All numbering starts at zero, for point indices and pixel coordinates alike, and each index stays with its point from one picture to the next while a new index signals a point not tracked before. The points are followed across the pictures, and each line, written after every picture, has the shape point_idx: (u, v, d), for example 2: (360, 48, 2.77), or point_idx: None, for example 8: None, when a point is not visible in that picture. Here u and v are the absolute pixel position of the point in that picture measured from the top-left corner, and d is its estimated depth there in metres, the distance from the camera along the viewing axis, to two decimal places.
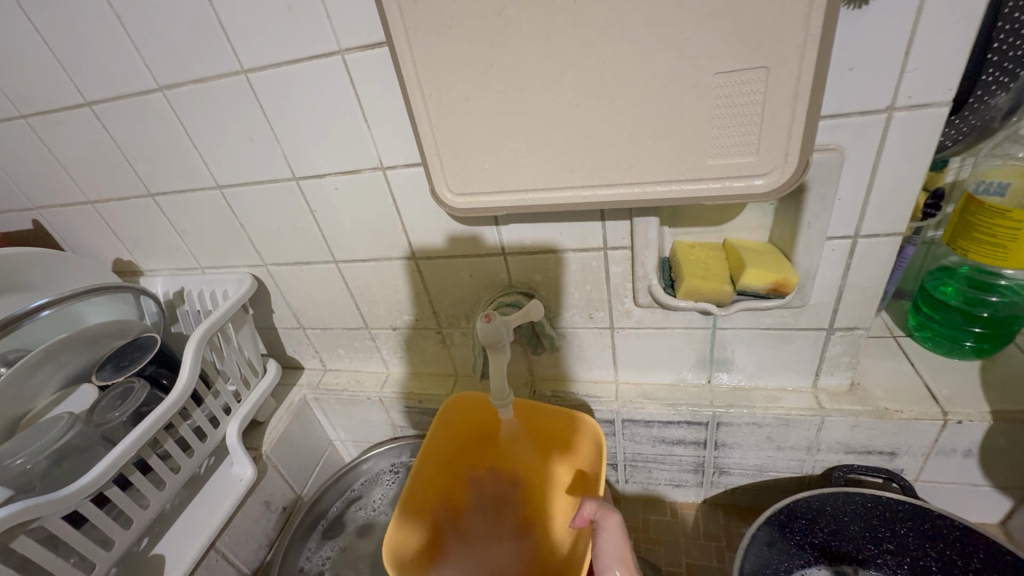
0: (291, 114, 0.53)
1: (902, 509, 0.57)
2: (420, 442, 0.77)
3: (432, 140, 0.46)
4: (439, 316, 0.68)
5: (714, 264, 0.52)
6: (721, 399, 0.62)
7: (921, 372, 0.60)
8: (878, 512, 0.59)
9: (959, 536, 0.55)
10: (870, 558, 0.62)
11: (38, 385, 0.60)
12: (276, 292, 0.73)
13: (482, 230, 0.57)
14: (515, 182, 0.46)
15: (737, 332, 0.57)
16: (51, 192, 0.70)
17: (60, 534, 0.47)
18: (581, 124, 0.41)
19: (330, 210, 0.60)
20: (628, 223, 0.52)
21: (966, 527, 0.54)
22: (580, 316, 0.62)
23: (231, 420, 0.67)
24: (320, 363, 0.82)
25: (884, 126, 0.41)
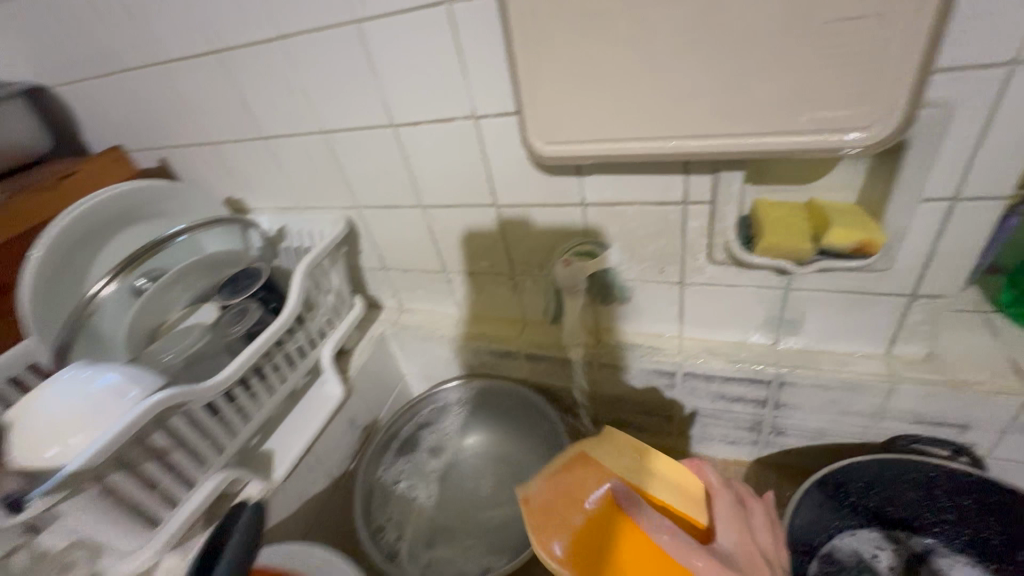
0: (395, 63, 0.57)
1: (966, 480, 0.57)
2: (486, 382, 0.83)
3: (529, 87, 0.49)
4: (514, 263, 0.72)
5: (796, 222, 0.52)
6: (786, 359, 0.63)
7: (1009, 348, 0.58)
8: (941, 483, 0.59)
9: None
10: (926, 526, 0.63)
11: (173, 301, 0.69)
12: (365, 233, 0.79)
13: (564, 180, 0.60)
14: (605, 132, 0.48)
15: (811, 294, 0.58)
16: (177, 133, 0.79)
17: (201, 419, 0.56)
18: (678, 73, 0.43)
19: (423, 156, 0.65)
20: (711, 177, 0.53)
21: None
22: (651, 270, 0.64)
23: (325, 345, 0.76)
24: (398, 302, 0.89)
25: (1003, 81, 0.39)
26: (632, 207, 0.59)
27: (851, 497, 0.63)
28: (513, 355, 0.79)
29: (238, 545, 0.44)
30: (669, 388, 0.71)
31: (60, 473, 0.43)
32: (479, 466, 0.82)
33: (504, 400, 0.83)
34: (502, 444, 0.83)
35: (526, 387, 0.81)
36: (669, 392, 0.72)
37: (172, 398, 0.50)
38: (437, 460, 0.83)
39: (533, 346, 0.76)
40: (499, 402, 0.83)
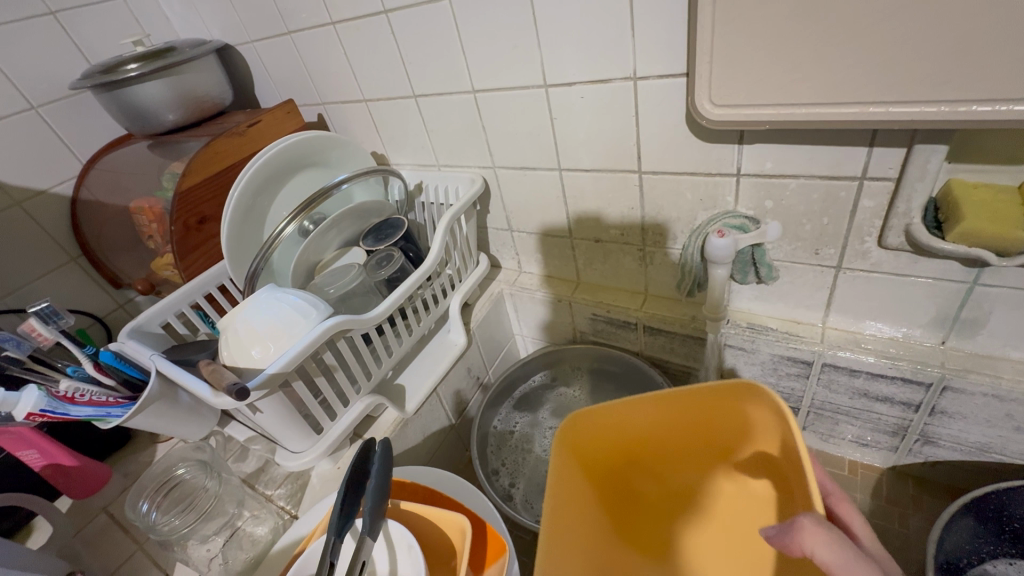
0: (559, 20, 0.57)
1: None
2: (600, 349, 0.84)
3: (708, 47, 0.47)
4: (646, 234, 0.71)
5: (1004, 207, 0.46)
6: (954, 362, 0.57)
7: None
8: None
9: None
10: None
11: (329, 242, 0.77)
12: (496, 194, 0.82)
13: (721, 148, 0.57)
14: (788, 96, 0.46)
15: (1004, 292, 0.51)
16: (336, 90, 0.86)
17: (360, 347, 0.63)
18: (896, 30, 0.39)
19: (570, 119, 0.65)
20: (903, 151, 0.48)
21: None
22: (803, 252, 0.60)
23: (454, 295, 0.81)
24: (518, 264, 0.92)
25: None
26: (796, 181, 0.55)
27: (1016, 526, 0.56)
28: (631, 326, 0.79)
29: (379, 486, 0.46)
30: (802, 379, 0.67)
31: (262, 373, 0.51)
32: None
33: (616, 370, 0.87)
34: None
35: (641, 361, 0.81)
36: (800, 382, 0.68)
37: (342, 323, 0.56)
38: (549, 421, 0.88)
39: (654, 319, 0.75)
40: (608, 369, 0.87)
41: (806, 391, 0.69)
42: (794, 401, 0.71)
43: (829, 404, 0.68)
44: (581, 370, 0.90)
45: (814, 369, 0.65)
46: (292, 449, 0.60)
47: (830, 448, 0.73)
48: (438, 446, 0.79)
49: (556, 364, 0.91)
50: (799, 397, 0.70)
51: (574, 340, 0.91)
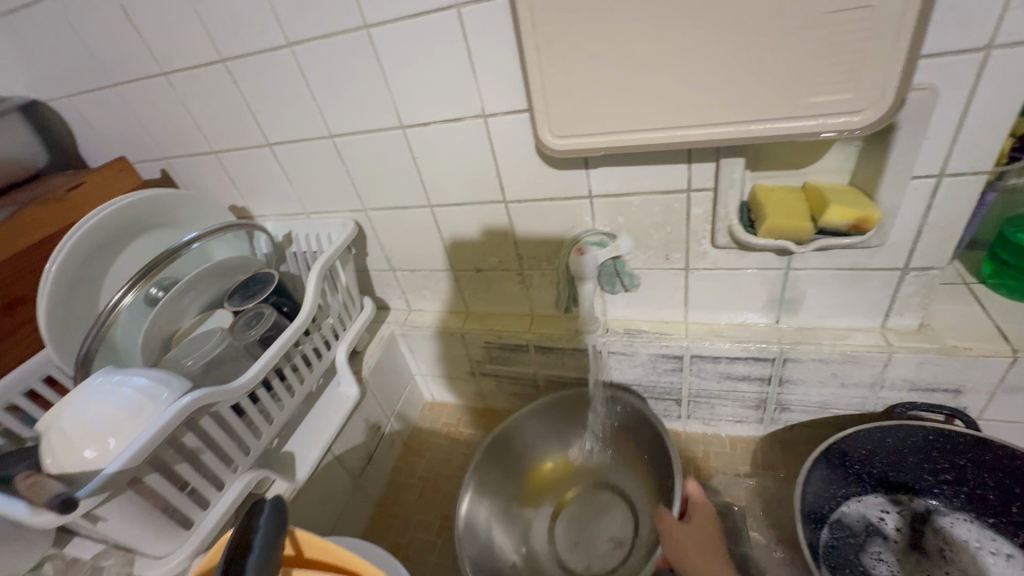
0: (406, 64, 0.59)
1: (964, 441, 0.59)
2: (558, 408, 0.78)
3: (540, 86, 0.51)
4: (522, 258, 0.74)
5: (795, 205, 0.55)
6: (789, 337, 0.66)
7: (990, 314, 0.61)
8: (958, 448, 0.60)
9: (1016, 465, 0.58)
10: (926, 488, 0.65)
11: (185, 308, 0.70)
12: (372, 236, 0.81)
13: (571, 173, 0.62)
14: (613, 125, 0.51)
15: (810, 273, 0.61)
16: (179, 143, 0.79)
17: (230, 421, 0.57)
18: (686, 66, 0.45)
19: (432, 156, 0.66)
20: (714, 164, 0.56)
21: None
22: (657, 258, 0.66)
23: (340, 345, 0.77)
24: (406, 303, 0.90)
25: (980, 65, 0.42)
26: (640, 198, 0.61)
27: (857, 466, 0.65)
28: (523, 348, 0.81)
29: None
30: (677, 372, 0.74)
31: (101, 474, 0.43)
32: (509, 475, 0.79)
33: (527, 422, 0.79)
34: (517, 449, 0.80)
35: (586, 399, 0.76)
36: (677, 375, 0.74)
37: (201, 398, 0.50)
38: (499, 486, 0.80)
39: (546, 341, 0.78)
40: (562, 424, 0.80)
41: (683, 383, 0.75)
42: (675, 394, 0.77)
43: (703, 390, 0.75)
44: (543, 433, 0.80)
45: (685, 361, 0.72)
46: (156, 554, 0.52)
47: (713, 430, 0.81)
48: (341, 508, 0.75)
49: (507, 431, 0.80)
50: (680, 389, 0.76)
51: (473, 371, 0.90)
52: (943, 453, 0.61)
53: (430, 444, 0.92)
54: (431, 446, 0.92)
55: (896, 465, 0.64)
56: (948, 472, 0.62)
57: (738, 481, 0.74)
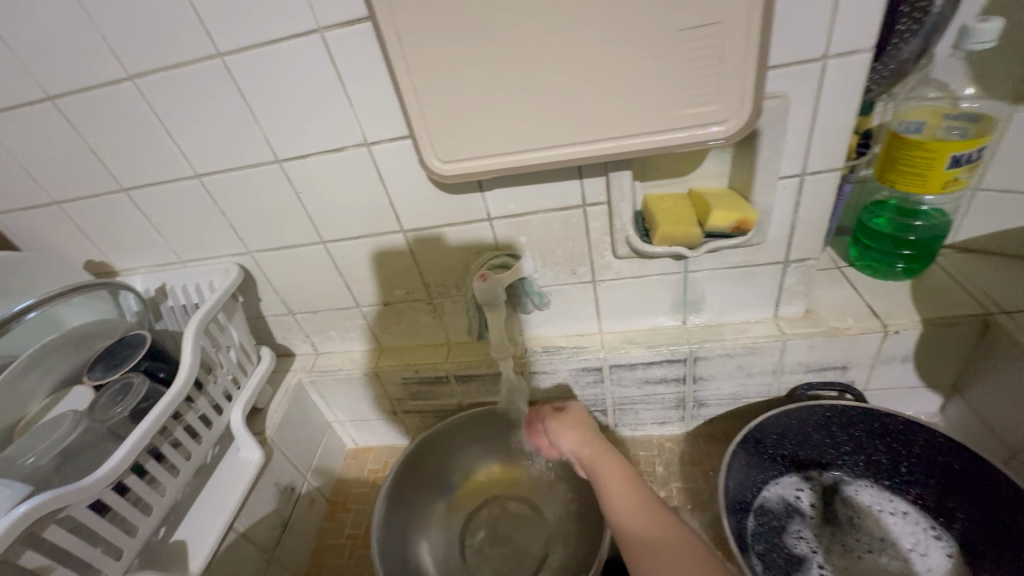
0: (273, 94, 0.54)
1: (855, 414, 0.64)
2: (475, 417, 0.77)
3: (419, 111, 0.48)
4: (430, 287, 0.71)
5: (683, 211, 0.57)
6: (696, 336, 0.68)
7: (863, 293, 0.67)
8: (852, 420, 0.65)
9: (903, 428, 0.63)
10: (833, 461, 0.69)
11: (30, 390, 0.58)
12: (263, 279, 0.73)
13: (467, 197, 0.60)
14: (499, 146, 0.49)
15: (706, 273, 0.63)
16: (9, 195, 0.67)
17: (88, 523, 0.47)
18: (561, 86, 0.44)
19: (316, 189, 0.61)
20: (604, 178, 0.56)
21: (908, 420, 0.62)
22: (564, 274, 0.66)
23: (234, 407, 0.68)
24: (312, 347, 0.83)
25: (820, 73, 0.46)
26: (539, 216, 0.61)
27: (773, 450, 0.68)
28: (442, 379, 0.77)
29: None
30: (599, 383, 0.74)
31: None
32: (428, 492, 0.77)
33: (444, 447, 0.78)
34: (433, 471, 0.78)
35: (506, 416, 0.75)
36: (599, 387, 0.74)
37: (44, 504, 0.42)
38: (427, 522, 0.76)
39: (465, 369, 0.75)
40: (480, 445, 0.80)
41: (606, 393, 0.75)
42: (601, 405, 0.77)
43: (626, 398, 0.75)
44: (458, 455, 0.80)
45: (605, 372, 0.72)
46: None
47: (641, 435, 0.81)
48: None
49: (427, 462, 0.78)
50: (604, 399, 0.76)
51: (393, 410, 0.84)
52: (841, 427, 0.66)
53: (355, 495, 0.85)
54: (357, 498, 0.84)
55: (806, 445, 0.68)
56: (847, 443, 0.67)
57: (669, 482, 0.75)
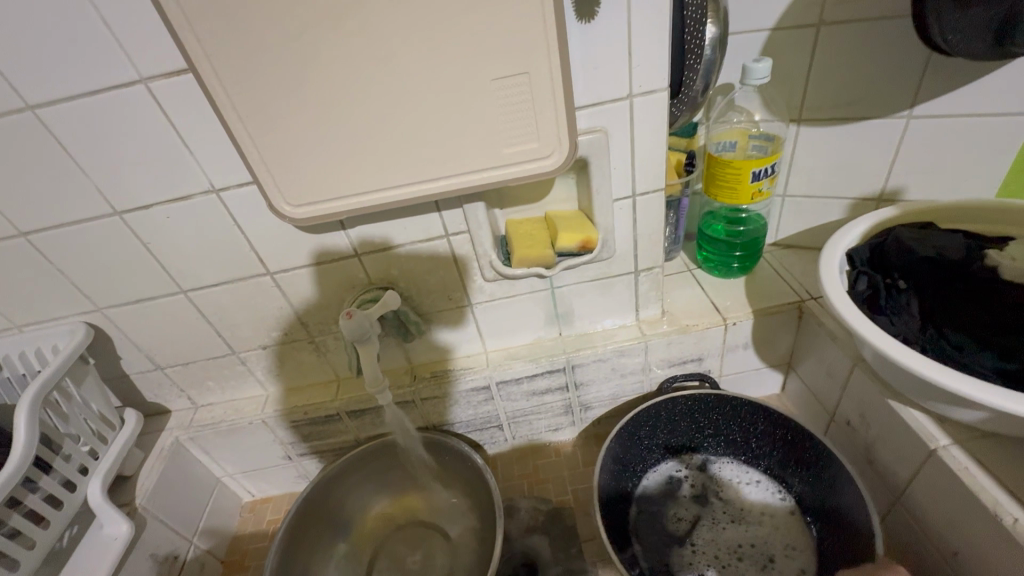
0: (101, 145, 0.51)
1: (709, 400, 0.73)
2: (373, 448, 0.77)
3: (260, 159, 0.49)
4: (308, 326, 0.70)
5: (538, 234, 0.62)
6: (571, 346, 0.73)
7: (708, 292, 0.76)
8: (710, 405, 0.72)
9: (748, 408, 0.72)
10: (700, 444, 0.77)
11: None
12: (120, 336, 0.68)
13: (330, 235, 0.60)
14: (348, 188, 0.51)
15: (570, 288, 0.68)
16: None
17: None
18: (396, 130, 0.47)
19: (167, 239, 0.59)
20: (461, 209, 0.59)
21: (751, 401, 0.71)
22: (441, 300, 0.68)
23: (92, 479, 0.62)
24: (189, 401, 0.77)
25: (629, 109, 0.53)
26: (406, 248, 0.63)
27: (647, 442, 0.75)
28: (334, 417, 0.75)
29: None
30: (490, 400, 0.77)
31: None
32: (333, 528, 0.76)
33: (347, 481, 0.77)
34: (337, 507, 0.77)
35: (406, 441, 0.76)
36: (491, 404, 0.77)
37: None
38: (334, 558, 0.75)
39: (354, 405, 0.74)
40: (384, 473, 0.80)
41: (498, 409, 0.78)
42: (496, 421, 0.80)
43: (518, 410, 0.79)
44: (363, 487, 0.79)
45: (493, 389, 0.75)
46: None
47: (539, 444, 0.85)
48: None
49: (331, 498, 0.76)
50: (497, 416, 0.79)
51: (287, 456, 0.81)
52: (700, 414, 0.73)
53: (254, 551, 0.80)
54: (255, 554, 0.79)
55: (675, 434, 0.75)
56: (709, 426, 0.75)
57: (565, 485, 0.79)
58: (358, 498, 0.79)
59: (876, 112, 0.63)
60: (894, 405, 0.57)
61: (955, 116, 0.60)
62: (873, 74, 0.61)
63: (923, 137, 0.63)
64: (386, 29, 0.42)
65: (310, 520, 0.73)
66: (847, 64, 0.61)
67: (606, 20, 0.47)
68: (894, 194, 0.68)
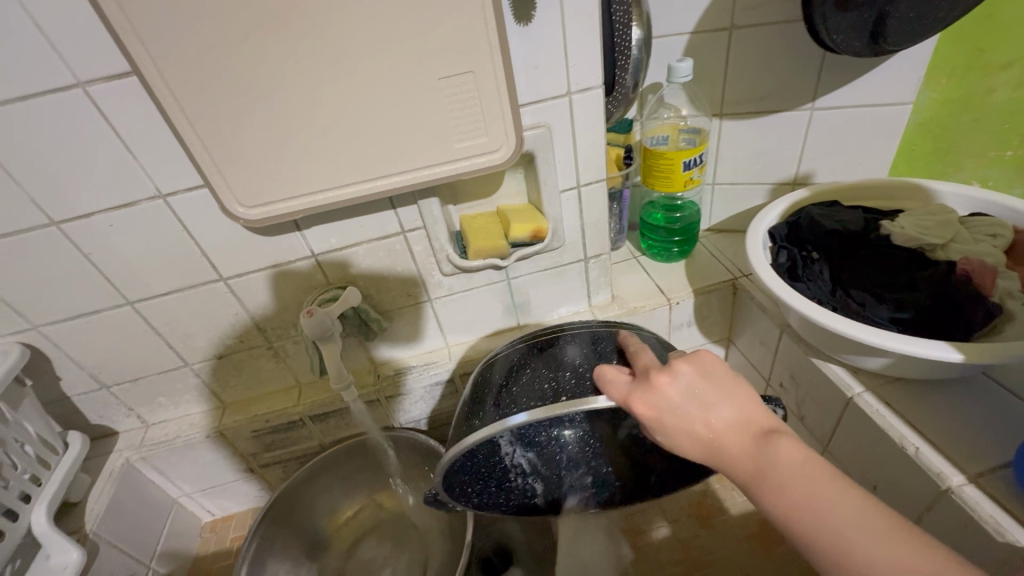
0: (35, 153, 0.50)
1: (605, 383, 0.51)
2: (344, 447, 0.77)
3: (210, 160, 0.49)
4: (266, 332, 0.69)
5: (492, 227, 0.65)
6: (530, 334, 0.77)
7: (653, 276, 0.81)
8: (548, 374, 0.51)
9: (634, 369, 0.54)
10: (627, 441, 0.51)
11: None
12: (59, 356, 0.65)
13: (286, 237, 0.61)
14: (303, 187, 0.52)
15: (525, 278, 0.72)
16: None
17: None
18: (349, 129, 0.49)
19: (111, 249, 0.57)
20: (416, 206, 0.62)
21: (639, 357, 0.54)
22: (401, 296, 0.70)
23: (37, 506, 0.59)
24: (139, 420, 0.74)
25: (569, 106, 0.57)
26: (363, 246, 0.64)
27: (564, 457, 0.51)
28: (296, 423, 0.75)
29: None
30: (454, 393, 0.78)
31: None
32: (313, 520, 0.77)
33: (323, 473, 0.77)
34: (314, 500, 0.77)
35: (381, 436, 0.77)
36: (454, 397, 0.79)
37: None
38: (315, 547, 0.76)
39: (317, 408, 0.74)
40: (361, 464, 0.80)
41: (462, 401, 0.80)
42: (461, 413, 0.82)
43: None
44: (339, 482, 0.79)
45: (457, 382, 0.77)
46: None
47: None
48: None
49: (308, 494, 0.77)
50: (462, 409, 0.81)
51: (249, 468, 0.79)
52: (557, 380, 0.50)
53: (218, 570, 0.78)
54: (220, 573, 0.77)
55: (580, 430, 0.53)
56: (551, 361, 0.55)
57: None
58: (334, 493, 0.79)
59: (785, 105, 0.71)
60: (817, 362, 0.64)
61: (850, 107, 0.69)
62: (780, 71, 0.68)
63: (826, 127, 0.71)
64: (334, 32, 0.44)
65: (283, 520, 0.73)
66: (758, 63, 0.68)
67: (543, 23, 0.51)
68: (807, 178, 0.76)
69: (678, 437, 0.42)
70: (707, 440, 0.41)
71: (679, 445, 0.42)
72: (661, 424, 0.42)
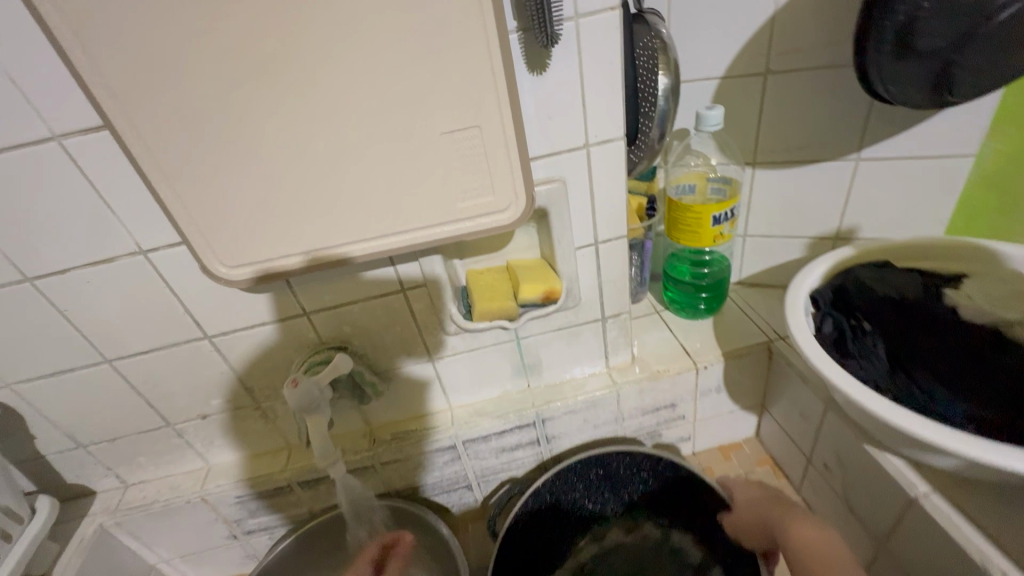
0: (8, 207, 0.46)
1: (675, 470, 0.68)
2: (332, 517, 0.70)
3: (188, 217, 0.45)
4: (254, 391, 0.64)
5: (500, 285, 0.59)
6: (540, 398, 0.70)
7: (677, 335, 0.74)
8: (588, 473, 0.70)
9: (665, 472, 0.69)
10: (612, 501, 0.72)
11: None
12: (34, 414, 0.60)
13: (275, 294, 0.56)
14: (289, 246, 0.47)
15: (536, 338, 0.65)
16: None
17: None
18: (339, 185, 0.44)
19: (89, 306, 0.53)
20: (417, 263, 0.56)
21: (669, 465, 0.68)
22: (400, 356, 0.64)
23: None
24: (118, 480, 0.69)
25: (587, 158, 0.52)
26: (359, 304, 0.58)
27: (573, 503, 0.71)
28: (284, 489, 0.69)
29: None
30: (455, 460, 0.71)
31: None
32: None
33: (307, 549, 0.70)
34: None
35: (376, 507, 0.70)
36: (456, 464, 0.71)
37: None
38: None
39: (306, 475, 0.67)
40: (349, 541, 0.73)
41: (465, 468, 0.72)
42: (463, 481, 0.74)
43: (486, 469, 0.73)
44: (321, 558, 0.72)
45: (459, 448, 0.70)
46: None
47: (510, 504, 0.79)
48: None
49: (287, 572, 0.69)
50: (464, 476, 0.73)
51: (232, 535, 0.72)
52: (571, 486, 0.70)
53: None
54: None
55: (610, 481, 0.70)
56: (631, 470, 0.70)
57: None
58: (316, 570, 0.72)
59: (826, 154, 0.64)
60: (871, 450, 0.55)
61: (901, 157, 0.62)
62: (821, 117, 0.62)
63: (872, 178, 0.64)
64: (322, 81, 0.40)
65: None
66: (795, 109, 0.62)
67: (558, 72, 0.46)
68: (850, 233, 0.69)
69: (747, 492, 0.60)
70: (773, 492, 0.58)
71: (742, 500, 0.60)
72: (745, 483, 0.61)
